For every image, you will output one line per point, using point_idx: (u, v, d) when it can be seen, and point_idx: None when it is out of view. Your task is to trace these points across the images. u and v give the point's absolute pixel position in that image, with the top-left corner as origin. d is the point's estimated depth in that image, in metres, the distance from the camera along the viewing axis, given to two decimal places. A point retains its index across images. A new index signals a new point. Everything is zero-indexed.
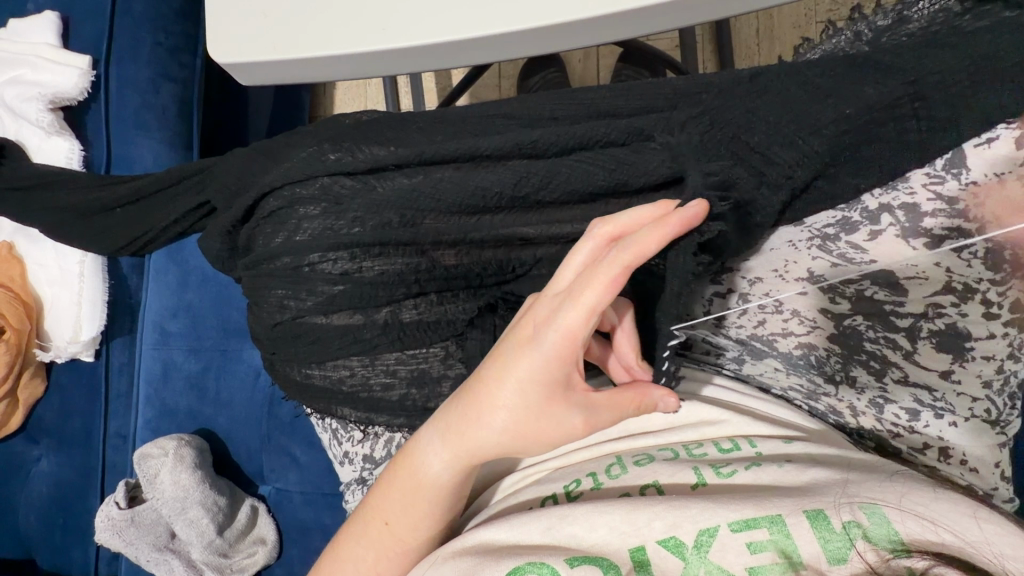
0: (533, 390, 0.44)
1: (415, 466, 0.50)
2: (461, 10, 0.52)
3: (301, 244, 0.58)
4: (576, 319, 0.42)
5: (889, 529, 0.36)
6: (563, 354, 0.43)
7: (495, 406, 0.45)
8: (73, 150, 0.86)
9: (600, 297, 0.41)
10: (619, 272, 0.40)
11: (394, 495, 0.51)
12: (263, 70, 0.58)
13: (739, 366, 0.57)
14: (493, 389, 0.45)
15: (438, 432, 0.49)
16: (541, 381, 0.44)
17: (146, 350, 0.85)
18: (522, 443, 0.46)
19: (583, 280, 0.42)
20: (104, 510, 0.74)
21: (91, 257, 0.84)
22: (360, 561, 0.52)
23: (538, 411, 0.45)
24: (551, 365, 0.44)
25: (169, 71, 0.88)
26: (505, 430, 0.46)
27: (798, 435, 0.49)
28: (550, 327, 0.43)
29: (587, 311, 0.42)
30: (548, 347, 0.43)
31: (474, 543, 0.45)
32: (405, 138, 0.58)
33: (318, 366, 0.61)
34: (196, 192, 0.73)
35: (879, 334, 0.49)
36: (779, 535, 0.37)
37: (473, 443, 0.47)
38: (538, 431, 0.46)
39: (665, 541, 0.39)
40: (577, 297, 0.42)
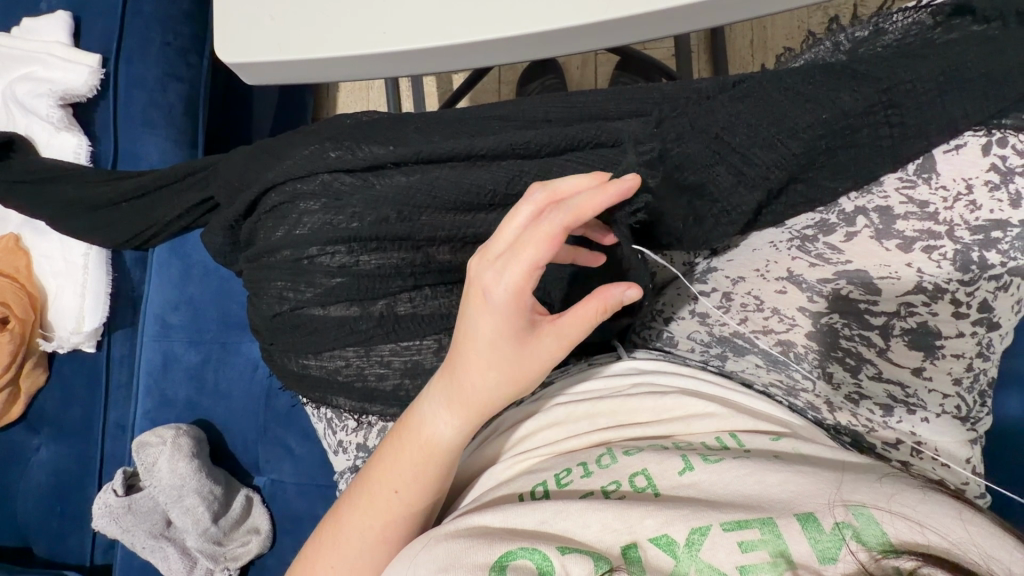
0: (503, 344, 0.45)
1: (423, 434, 0.51)
2: (461, 17, 0.54)
3: (301, 238, 0.61)
4: (523, 276, 0.43)
5: (876, 529, 0.38)
6: (515, 311, 0.44)
7: (472, 366, 0.47)
8: (81, 146, 0.88)
9: (541, 255, 0.42)
10: (559, 230, 0.41)
11: (397, 464, 0.51)
12: (269, 71, 0.60)
13: (722, 362, 0.58)
14: (462, 347, 0.47)
15: (435, 397, 0.50)
16: (500, 337, 0.45)
17: (146, 341, 0.86)
18: (506, 392, 0.47)
19: (524, 238, 0.42)
20: (102, 497, 0.75)
21: (96, 250, 0.86)
22: (368, 532, 0.52)
23: (514, 362, 0.46)
24: (512, 321, 0.44)
25: (177, 71, 0.90)
26: (486, 385, 0.47)
27: (783, 429, 0.50)
28: (501, 288, 0.43)
29: (532, 266, 0.42)
30: (499, 307, 0.44)
31: (467, 526, 0.47)
32: (403, 137, 0.60)
33: (314, 356, 0.63)
34: (200, 186, 0.76)
35: (854, 332, 0.52)
36: (771, 535, 0.39)
37: (464, 400, 0.48)
38: (517, 381, 0.47)
39: (657, 539, 0.41)
40: (520, 256, 0.42)
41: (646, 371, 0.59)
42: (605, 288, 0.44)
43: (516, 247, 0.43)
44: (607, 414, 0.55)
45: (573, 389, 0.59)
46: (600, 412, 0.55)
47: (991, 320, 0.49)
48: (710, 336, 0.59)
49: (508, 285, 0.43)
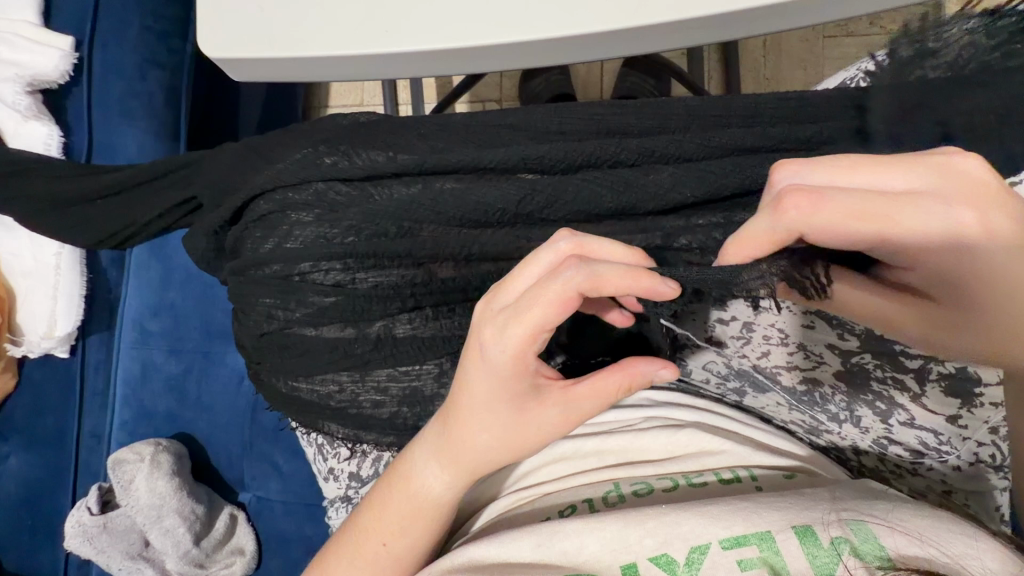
0: (502, 408, 0.42)
1: (412, 486, 0.47)
2: (473, 16, 0.50)
3: (292, 252, 0.56)
4: (521, 336, 0.38)
5: (877, 544, 0.36)
6: (517, 372, 0.40)
7: (469, 428, 0.43)
8: (52, 136, 0.81)
9: (548, 316, 0.37)
10: (571, 294, 0.36)
11: (388, 508, 0.48)
12: (257, 67, 0.55)
13: (740, 398, 0.55)
14: (460, 402, 0.43)
15: (427, 448, 0.46)
16: (500, 395, 0.41)
17: (124, 348, 0.81)
18: (506, 452, 0.44)
19: (529, 296, 0.37)
20: (75, 515, 0.71)
21: (69, 249, 0.80)
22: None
23: (513, 426, 0.43)
24: (509, 383, 0.40)
25: (157, 56, 0.84)
26: (482, 446, 0.44)
27: (799, 465, 0.48)
28: (497, 346, 0.39)
29: (537, 329, 0.37)
30: (499, 367, 0.40)
31: (465, 560, 0.43)
32: (404, 144, 0.56)
33: (305, 379, 0.58)
34: (183, 187, 0.70)
35: (886, 374, 0.49)
36: (768, 552, 0.37)
37: (457, 457, 0.45)
38: (522, 440, 0.43)
39: (656, 558, 0.39)
40: (523, 317, 0.37)
41: (659, 403, 0.55)
42: (635, 362, 0.42)
43: (517, 302, 0.38)
44: (616, 451, 0.51)
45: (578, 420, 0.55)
46: (610, 449, 0.51)
47: None
48: (728, 369, 0.54)
49: (505, 350, 0.39)
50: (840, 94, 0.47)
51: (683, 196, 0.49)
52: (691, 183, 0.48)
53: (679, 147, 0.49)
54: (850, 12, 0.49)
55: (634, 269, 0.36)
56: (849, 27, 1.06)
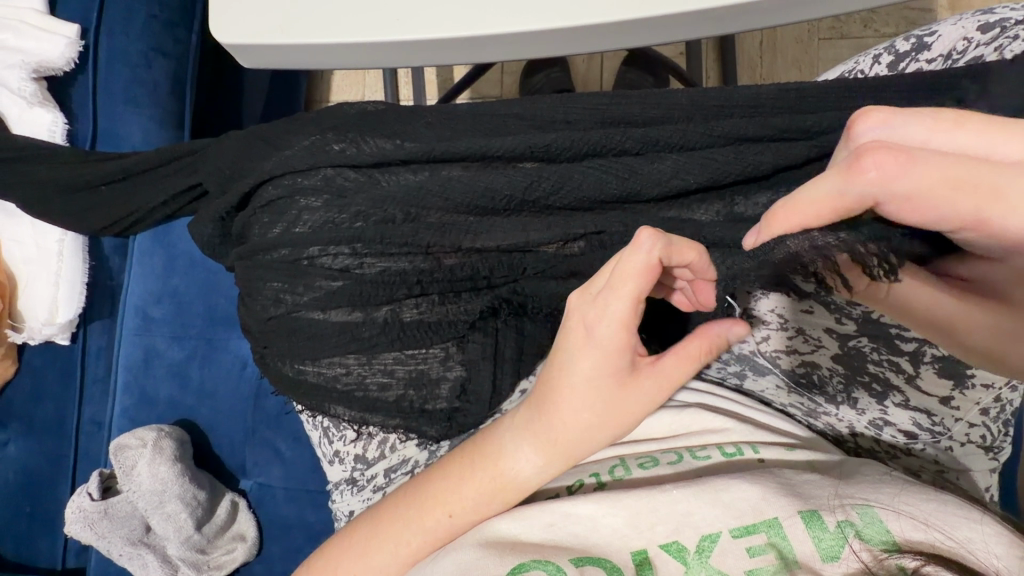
0: (608, 382, 0.45)
1: (499, 470, 0.47)
2: (482, 6, 0.51)
3: (300, 237, 0.57)
4: (627, 307, 0.43)
5: (881, 529, 0.37)
6: (622, 341, 0.44)
7: (576, 405, 0.46)
8: (56, 123, 0.81)
9: (645, 286, 0.42)
10: (659, 262, 0.41)
11: (466, 489, 0.47)
12: (268, 54, 0.55)
13: (740, 381, 0.57)
14: (561, 375, 0.46)
15: (519, 433, 0.48)
16: (602, 366, 0.45)
17: (126, 335, 0.81)
18: (607, 427, 0.47)
19: (620, 273, 0.42)
20: (76, 502, 0.70)
21: (71, 236, 0.81)
22: (408, 551, 0.48)
23: (618, 398, 0.46)
24: (614, 353, 0.44)
25: (162, 46, 0.84)
26: (583, 419, 0.46)
27: (798, 443, 0.50)
28: (607, 318, 0.43)
29: (632, 299, 0.42)
30: (607, 336, 0.44)
31: (476, 536, 0.44)
32: (412, 132, 0.57)
33: (312, 363, 0.59)
34: (189, 173, 0.71)
35: (882, 357, 0.50)
36: (776, 538, 0.38)
37: (558, 438, 0.46)
38: (619, 413, 0.46)
39: (667, 546, 0.40)
40: (619, 290, 0.42)
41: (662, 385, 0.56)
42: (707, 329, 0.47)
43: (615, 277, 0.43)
44: None
45: None
46: None
47: None
48: (729, 354, 0.56)
49: (613, 321, 0.43)
50: (839, 85, 0.49)
51: (686, 183, 0.50)
52: (694, 170, 0.49)
53: (682, 136, 0.50)
54: (850, 7, 0.51)
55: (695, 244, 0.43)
56: (844, 28, 1.08)
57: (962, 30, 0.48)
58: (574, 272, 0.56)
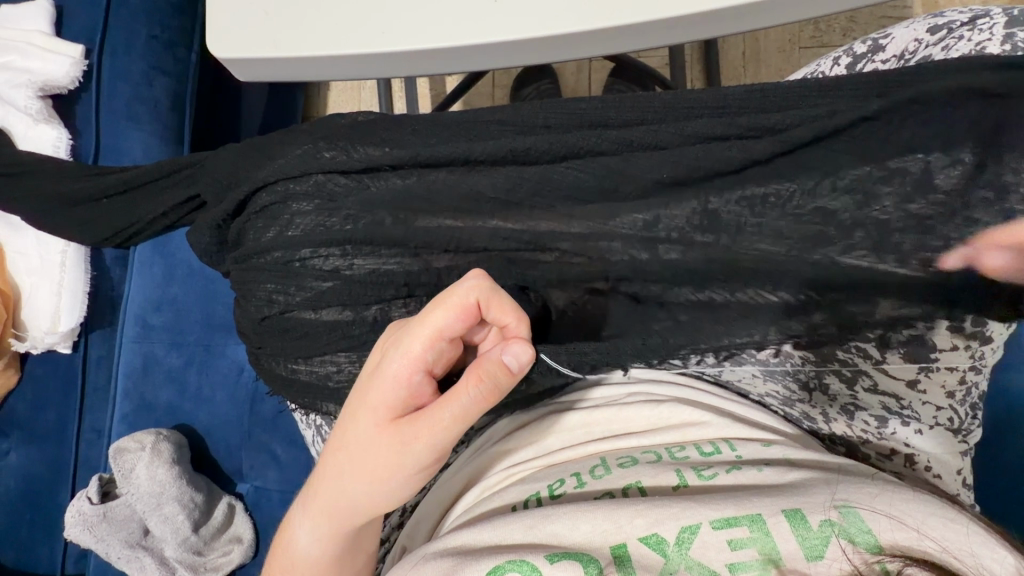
0: (365, 424, 0.47)
1: (294, 532, 0.50)
2: (463, 19, 0.54)
3: (293, 239, 0.59)
4: (418, 347, 0.45)
5: (865, 529, 0.37)
6: (403, 376, 0.46)
7: (335, 458, 0.48)
8: (61, 139, 0.85)
9: (448, 321, 0.45)
10: (471, 301, 0.45)
11: (280, 563, 0.51)
12: (262, 67, 0.58)
13: (719, 372, 0.58)
14: (344, 424, 0.48)
15: (304, 494, 0.51)
16: (378, 406, 0.46)
17: (125, 343, 0.83)
18: (364, 479, 0.47)
19: (424, 316, 0.46)
20: (76, 505, 0.73)
21: (74, 247, 0.83)
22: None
23: (374, 442, 0.46)
24: (392, 397, 0.46)
25: (163, 64, 0.88)
26: (343, 469, 0.48)
27: (775, 438, 0.50)
28: (392, 360, 0.46)
29: (428, 340, 0.45)
30: (389, 373, 0.46)
31: (457, 544, 0.44)
32: (399, 139, 0.59)
33: (304, 361, 0.61)
34: (187, 185, 0.74)
35: (850, 341, 0.52)
36: (759, 533, 0.38)
37: (327, 496, 0.49)
38: (385, 463, 0.46)
39: (646, 538, 0.40)
40: (420, 329, 0.45)
41: (642, 381, 0.58)
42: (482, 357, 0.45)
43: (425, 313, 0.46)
44: (602, 423, 0.54)
45: (564, 398, 0.58)
46: (595, 422, 0.54)
47: (983, 334, 0.50)
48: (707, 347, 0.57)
49: (397, 362, 0.46)
50: (803, 85, 0.51)
51: (660, 179, 0.52)
52: (667, 167, 0.52)
53: (656, 136, 0.52)
54: (813, 13, 0.53)
55: (498, 300, 0.46)
56: (825, 39, 1.11)
57: (914, 33, 0.51)
58: (557, 271, 0.58)
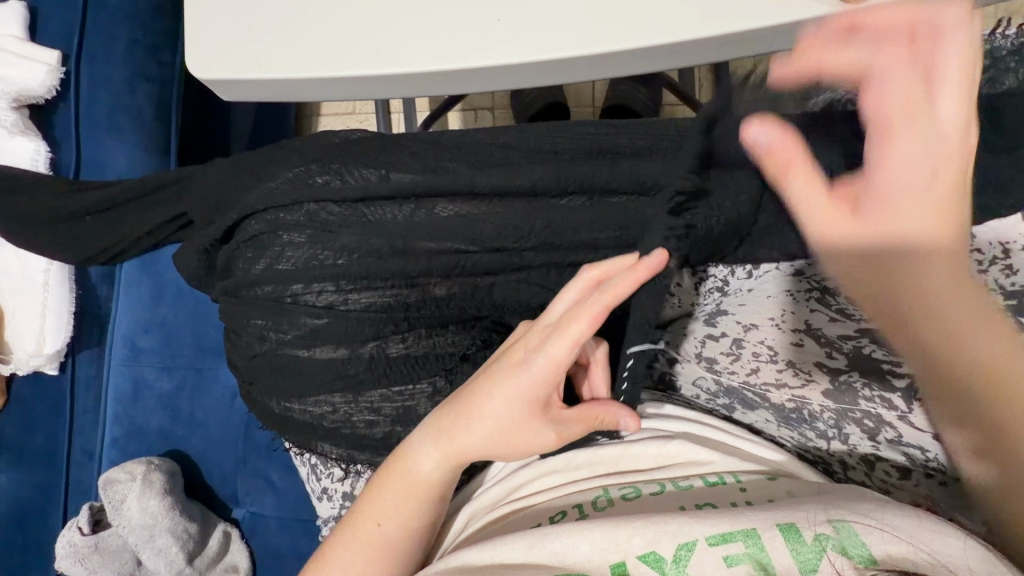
0: (509, 411, 0.43)
1: (406, 469, 0.48)
2: (464, 38, 0.49)
3: (284, 273, 0.56)
4: (562, 346, 0.41)
5: (859, 543, 0.35)
6: (550, 376, 0.42)
7: (467, 430, 0.44)
8: (39, 152, 0.80)
9: (588, 330, 0.40)
10: (605, 309, 0.40)
11: (381, 498, 0.48)
12: (249, 89, 0.54)
13: (729, 412, 0.57)
14: (477, 399, 0.44)
15: (423, 431, 0.47)
16: (522, 398, 0.42)
17: (114, 366, 0.81)
18: (499, 453, 0.45)
19: (567, 315, 0.41)
20: (66, 536, 0.71)
21: (58, 265, 0.80)
22: (349, 567, 0.47)
23: (515, 429, 0.43)
24: (537, 391, 0.42)
25: (146, 71, 0.83)
26: (477, 438, 0.44)
27: (783, 470, 0.48)
28: (539, 353, 0.42)
29: (573, 343, 0.41)
30: (533, 371, 0.42)
31: (458, 563, 0.42)
32: (397, 162, 0.56)
33: (298, 400, 0.58)
34: (173, 204, 0.70)
35: (874, 393, 0.49)
36: (754, 548, 0.36)
37: (458, 449, 0.45)
38: (524, 446, 0.44)
39: (644, 556, 0.38)
40: (566, 328, 0.41)
41: (652, 415, 0.55)
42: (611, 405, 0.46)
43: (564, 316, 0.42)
44: (606, 462, 0.51)
45: None
46: (600, 460, 0.51)
47: None
48: (717, 386, 0.56)
49: (546, 357, 0.42)
50: None
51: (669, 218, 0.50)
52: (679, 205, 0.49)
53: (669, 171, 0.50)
54: None
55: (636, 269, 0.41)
56: None
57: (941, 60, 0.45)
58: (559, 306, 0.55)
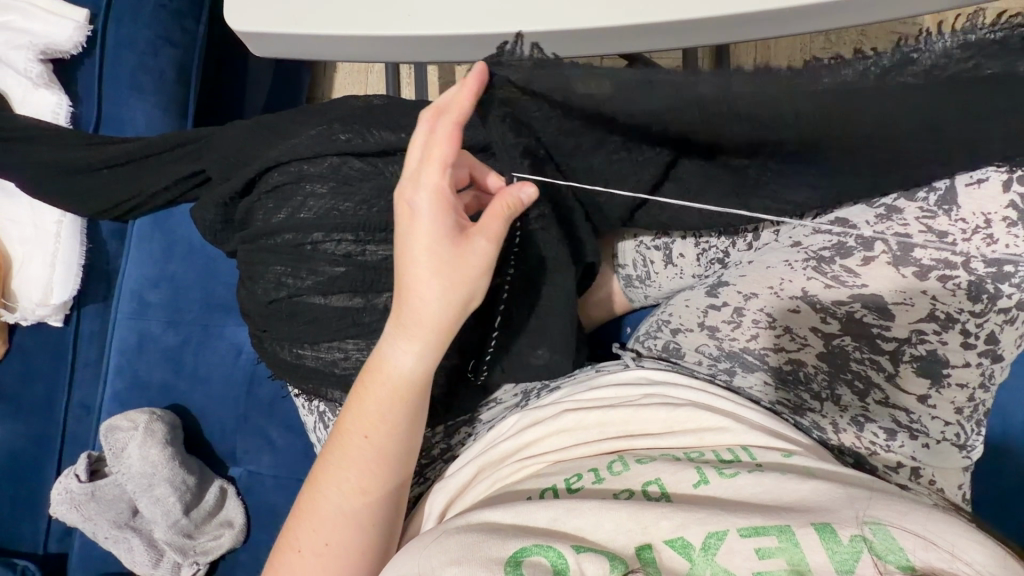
0: (437, 255, 0.46)
1: (382, 373, 0.49)
2: (493, 6, 0.52)
3: (306, 222, 0.58)
4: (433, 174, 0.46)
5: (896, 546, 0.35)
6: (441, 206, 0.46)
7: (419, 297, 0.47)
8: (60, 106, 0.82)
9: (446, 149, 0.46)
10: (453, 125, 0.45)
11: (362, 407, 0.49)
12: (280, 43, 0.57)
13: (730, 377, 0.59)
14: (408, 268, 0.47)
15: (389, 334, 0.49)
16: (437, 236, 0.46)
17: (121, 319, 0.82)
18: (458, 295, 0.47)
19: (426, 149, 0.46)
20: (63, 482, 0.71)
21: (70, 218, 0.81)
22: (347, 484, 0.49)
23: (453, 263, 0.46)
24: (443, 224, 0.46)
25: (170, 34, 0.85)
26: (427, 299, 0.47)
27: (796, 446, 0.48)
28: (419, 193, 0.46)
29: (441, 164, 0.46)
30: (425, 210, 0.46)
31: (478, 524, 0.43)
32: (416, 124, 0.56)
33: (311, 346, 0.60)
34: (192, 160, 0.71)
35: (864, 355, 0.52)
36: (788, 544, 0.36)
37: (415, 319, 0.48)
38: (467, 275, 0.47)
39: (672, 541, 0.38)
40: (428, 159, 0.46)
41: (656, 382, 0.57)
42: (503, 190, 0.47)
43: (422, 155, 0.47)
44: (616, 422, 0.52)
45: (578, 395, 0.56)
46: (610, 420, 0.52)
47: (996, 352, 0.50)
48: (719, 351, 0.60)
49: (426, 190, 0.46)
50: None
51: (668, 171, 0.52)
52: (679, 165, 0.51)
53: None
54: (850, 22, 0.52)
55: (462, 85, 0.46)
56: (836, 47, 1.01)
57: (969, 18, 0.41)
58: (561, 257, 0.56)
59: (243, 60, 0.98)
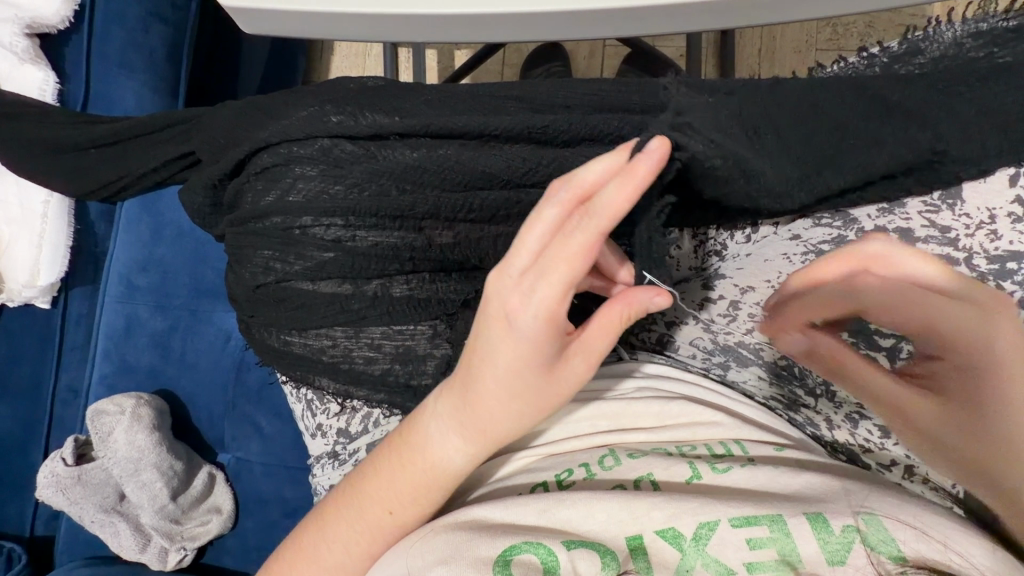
0: (522, 374, 0.40)
1: (428, 462, 0.44)
2: None
3: (294, 205, 0.56)
4: (550, 290, 0.37)
5: (887, 538, 0.35)
6: (547, 333, 0.38)
7: (490, 409, 0.42)
8: (47, 82, 0.80)
9: (580, 267, 0.36)
10: (597, 239, 0.35)
11: (396, 482, 0.44)
12: (272, 21, 0.55)
13: (724, 372, 0.56)
14: (484, 368, 0.41)
15: (444, 419, 0.43)
16: (529, 357, 0.39)
17: (108, 302, 0.80)
18: (533, 419, 0.43)
19: (551, 252, 0.37)
20: (49, 466, 0.70)
21: (58, 198, 0.80)
22: (352, 544, 0.45)
23: (540, 390, 0.41)
24: (541, 349, 0.39)
25: (161, 11, 0.83)
26: (504, 417, 0.42)
27: (790, 443, 0.48)
28: (527, 310, 0.37)
29: (566, 286, 0.37)
30: (525, 330, 0.38)
31: (468, 518, 0.42)
32: (411, 109, 0.56)
33: (299, 333, 0.59)
34: (180, 140, 0.70)
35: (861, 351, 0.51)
36: (779, 534, 0.36)
37: (487, 432, 0.43)
38: (551, 399, 0.42)
39: (664, 532, 0.37)
40: (550, 272, 0.37)
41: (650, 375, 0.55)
42: (631, 291, 0.41)
43: (543, 256, 0.37)
44: (609, 416, 0.50)
45: None
46: (603, 415, 0.50)
47: None
48: (713, 345, 0.57)
49: (537, 306, 0.37)
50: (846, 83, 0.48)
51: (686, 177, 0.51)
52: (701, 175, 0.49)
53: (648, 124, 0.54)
54: (852, 11, 0.51)
55: (629, 175, 0.34)
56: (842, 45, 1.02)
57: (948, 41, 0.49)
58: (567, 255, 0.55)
59: (237, 38, 0.96)
